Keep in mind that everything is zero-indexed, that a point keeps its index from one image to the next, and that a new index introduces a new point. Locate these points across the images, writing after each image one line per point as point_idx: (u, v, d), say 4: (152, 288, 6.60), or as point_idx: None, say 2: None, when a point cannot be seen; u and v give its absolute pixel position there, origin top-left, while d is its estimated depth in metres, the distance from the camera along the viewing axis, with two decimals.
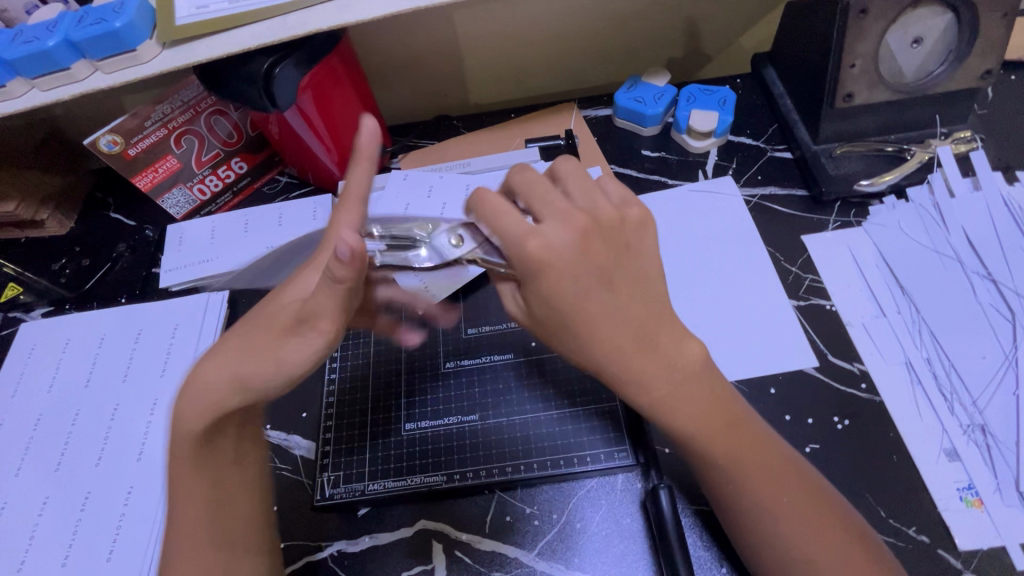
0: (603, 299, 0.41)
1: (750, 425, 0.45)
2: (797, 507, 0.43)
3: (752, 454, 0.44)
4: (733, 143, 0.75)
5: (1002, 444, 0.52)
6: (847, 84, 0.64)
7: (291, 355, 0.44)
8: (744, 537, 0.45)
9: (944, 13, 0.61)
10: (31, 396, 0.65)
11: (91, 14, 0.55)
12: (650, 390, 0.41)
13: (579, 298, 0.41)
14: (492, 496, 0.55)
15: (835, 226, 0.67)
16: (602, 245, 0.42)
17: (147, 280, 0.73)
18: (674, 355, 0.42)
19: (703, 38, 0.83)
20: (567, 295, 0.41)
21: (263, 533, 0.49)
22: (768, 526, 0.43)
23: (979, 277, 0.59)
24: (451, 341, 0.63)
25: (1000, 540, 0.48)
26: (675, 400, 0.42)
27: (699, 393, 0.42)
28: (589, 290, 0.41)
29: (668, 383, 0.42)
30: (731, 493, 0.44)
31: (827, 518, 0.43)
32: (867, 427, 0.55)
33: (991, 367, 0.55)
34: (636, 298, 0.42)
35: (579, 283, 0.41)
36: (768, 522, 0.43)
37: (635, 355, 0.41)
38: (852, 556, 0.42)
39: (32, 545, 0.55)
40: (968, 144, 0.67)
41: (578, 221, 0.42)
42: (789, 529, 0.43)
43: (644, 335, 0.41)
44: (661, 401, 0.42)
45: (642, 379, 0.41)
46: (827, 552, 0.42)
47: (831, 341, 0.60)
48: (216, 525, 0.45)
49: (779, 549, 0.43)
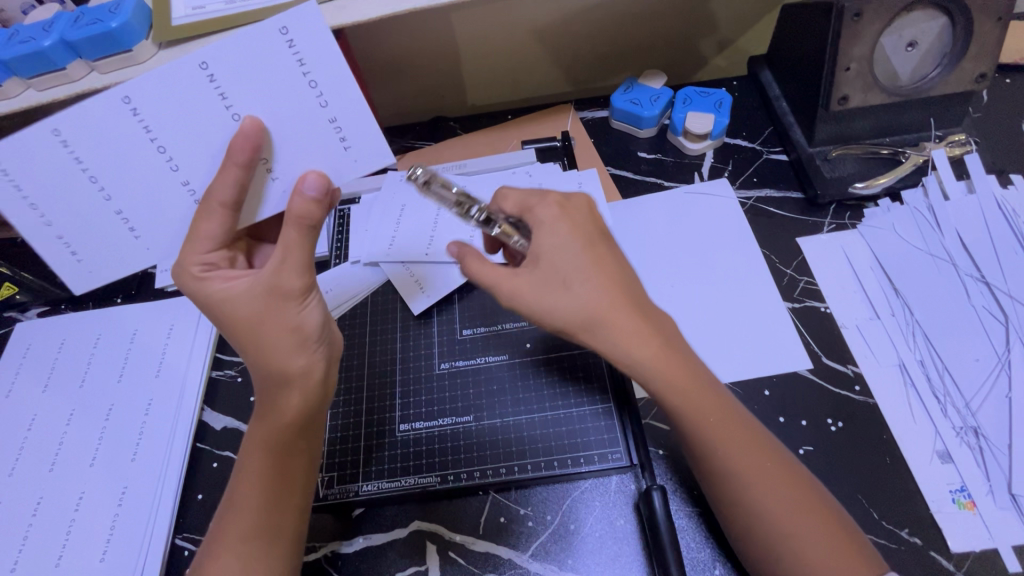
0: (597, 273, 0.47)
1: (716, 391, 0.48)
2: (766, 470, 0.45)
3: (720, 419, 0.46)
4: (730, 145, 0.76)
5: (995, 445, 0.52)
6: (843, 87, 0.64)
7: (306, 316, 0.48)
8: (732, 519, 0.46)
9: (939, 16, 0.61)
10: (25, 396, 0.65)
11: (87, 15, 0.55)
12: (633, 357, 0.46)
13: (580, 268, 0.47)
14: (486, 497, 0.55)
15: (830, 228, 0.67)
16: (597, 225, 0.50)
17: (144, 280, 0.73)
18: (654, 320, 0.47)
19: (700, 40, 0.83)
20: (566, 262, 0.48)
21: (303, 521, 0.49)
22: (737, 491, 0.45)
23: (973, 279, 0.60)
24: (446, 341, 0.64)
25: (992, 542, 0.49)
26: (657, 362, 0.46)
27: (677, 358, 0.47)
28: (587, 271, 0.47)
29: (648, 346, 0.46)
30: (718, 468, 0.46)
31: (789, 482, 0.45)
32: (860, 429, 0.55)
33: (984, 370, 0.55)
34: (615, 273, 0.48)
35: (575, 258, 0.48)
36: (737, 486, 0.45)
37: (621, 319, 0.46)
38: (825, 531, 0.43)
39: (25, 545, 0.55)
40: (963, 147, 0.67)
41: (556, 200, 0.51)
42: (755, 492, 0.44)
43: (631, 305, 0.47)
44: (642, 361, 0.46)
45: (622, 346, 0.46)
46: (813, 530, 0.43)
47: (825, 343, 0.60)
48: (265, 514, 0.46)
49: (772, 527, 0.44)
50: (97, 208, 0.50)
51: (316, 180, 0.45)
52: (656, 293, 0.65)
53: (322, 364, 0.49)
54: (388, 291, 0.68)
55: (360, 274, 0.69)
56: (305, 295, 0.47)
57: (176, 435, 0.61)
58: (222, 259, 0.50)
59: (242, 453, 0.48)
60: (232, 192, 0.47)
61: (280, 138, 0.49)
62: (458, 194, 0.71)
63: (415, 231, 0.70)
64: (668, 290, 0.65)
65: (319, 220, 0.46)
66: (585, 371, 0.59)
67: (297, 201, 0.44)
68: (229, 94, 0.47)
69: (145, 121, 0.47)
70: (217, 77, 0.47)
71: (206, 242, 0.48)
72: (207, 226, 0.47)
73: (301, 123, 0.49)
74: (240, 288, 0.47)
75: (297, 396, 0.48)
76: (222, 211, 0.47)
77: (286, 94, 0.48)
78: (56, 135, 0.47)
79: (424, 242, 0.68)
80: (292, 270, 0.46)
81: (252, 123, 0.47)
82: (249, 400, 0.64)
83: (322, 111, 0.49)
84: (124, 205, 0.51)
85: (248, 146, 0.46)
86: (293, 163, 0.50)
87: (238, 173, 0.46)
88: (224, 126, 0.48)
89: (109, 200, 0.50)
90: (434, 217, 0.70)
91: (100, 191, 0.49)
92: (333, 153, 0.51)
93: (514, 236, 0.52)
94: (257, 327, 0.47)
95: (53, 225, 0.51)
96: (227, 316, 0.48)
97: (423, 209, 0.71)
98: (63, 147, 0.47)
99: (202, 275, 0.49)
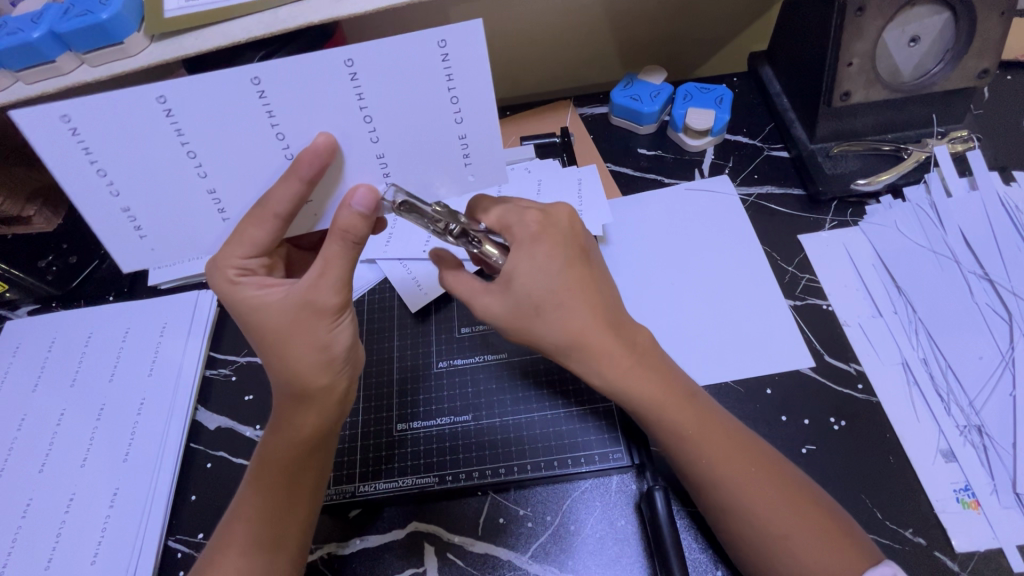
0: (573, 296, 0.46)
1: (701, 400, 0.48)
2: (760, 473, 0.45)
3: (711, 425, 0.46)
4: (730, 141, 0.75)
5: (999, 445, 0.52)
6: (845, 83, 0.64)
7: (336, 336, 0.44)
8: (729, 534, 0.45)
9: (942, 11, 0.60)
10: (15, 395, 0.63)
11: (77, 5, 0.53)
12: (604, 376, 0.47)
13: (554, 294, 0.46)
14: (485, 497, 0.54)
15: (831, 225, 0.67)
16: (579, 243, 0.48)
17: (136, 278, 0.72)
18: (629, 341, 0.47)
19: (700, 35, 0.82)
20: (539, 288, 0.46)
21: (306, 535, 0.47)
22: (724, 497, 0.44)
23: (976, 277, 0.59)
24: (444, 341, 0.63)
25: (997, 542, 0.48)
26: (630, 382, 0.46)
27: (654, 375, 0.47)
28: (559, 294, 0.46)
29: (626, 365, 0.47)
30: (707, 480, 0.45)
31: (783, 488, 0.44)
32: (864, 428, 0.54)
33: (988, 368, 0.55)
34: (593, 292, 0.47)
35: (551, 282, 0.46)
36: (726, 495, 0.44)
37: (599, 343, 0.46)
38: (821, 532, 0.43)
39: (14, 548, 0.54)
40: (965, 144, 0.66)
41: (535, 214, 0.48)
42: (737, 493, 0.44)
43: (609, 326, 0.47)
44: (616, 382, 0.47)
45: (599, 362, 0.46)
46: (811, 540, 0.42)
47: (827, 342, 0.59)
48: (266, 527, 0.45)
49: (765, 536, 0.43)
50: (190, 184, 0.41)
51: (368, 195, 0.42)
52: (656, 290, 0.64)
53: (344, 383, 0.47)
54: (385, 289, 0.67)
55: (357, 271, 0.68)
56: (339, 312, 0.44)
57: (169, 434, 0.60)
58: (260, 266, 0.45)
59: (254, 467, 0.47)
60: (291, 205, 0.41)
61: (402, 148, 0.42)
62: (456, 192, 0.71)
63: (412, 230, 0.69)
64: (667, 288, 0.64)
65: (364, 234, 0.42)
66: None
67: (343, 214, 0.41)
68: (365, 97, 0.39)
69: (268, 106, 0.39)
70: (359, 75, 0.38)
71: (247, 247, 0.43)
72: (253, 233, 0.42)
73: (430, 137, 0.42)
74: (274, 298, 0.43)
75: (315, 416, 0.46)
76: (274, 222, 0.42)
77: (423, 107, 0.40)
78: (163, 103, 0.38)
79: (421, 240, 0.68)
80: (330, 285, 0.43)
81: (324, 141, 0.40)
82: (243, 399, 0.63)
83: (455, 127, 0.42)
84: (223, 186, 0.42)
85: (316, 165, 0.40)
86: (409, 178, 0.44)
87: (300, 188, 0.40)
88: (352, 126, 0.40)
89: (207, 177, 0.41)
90: None
91: (197, 166, 0.40)
92: (453, 175, 0.44)
93: (496, 254, 0.48)
94: (286, 341, 0.43)
95: (122, 195, 0.41)
96: (257, 326, 0.44)
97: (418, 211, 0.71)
98: (170, 116, 0.38)
99: (236, 280, 0.44)
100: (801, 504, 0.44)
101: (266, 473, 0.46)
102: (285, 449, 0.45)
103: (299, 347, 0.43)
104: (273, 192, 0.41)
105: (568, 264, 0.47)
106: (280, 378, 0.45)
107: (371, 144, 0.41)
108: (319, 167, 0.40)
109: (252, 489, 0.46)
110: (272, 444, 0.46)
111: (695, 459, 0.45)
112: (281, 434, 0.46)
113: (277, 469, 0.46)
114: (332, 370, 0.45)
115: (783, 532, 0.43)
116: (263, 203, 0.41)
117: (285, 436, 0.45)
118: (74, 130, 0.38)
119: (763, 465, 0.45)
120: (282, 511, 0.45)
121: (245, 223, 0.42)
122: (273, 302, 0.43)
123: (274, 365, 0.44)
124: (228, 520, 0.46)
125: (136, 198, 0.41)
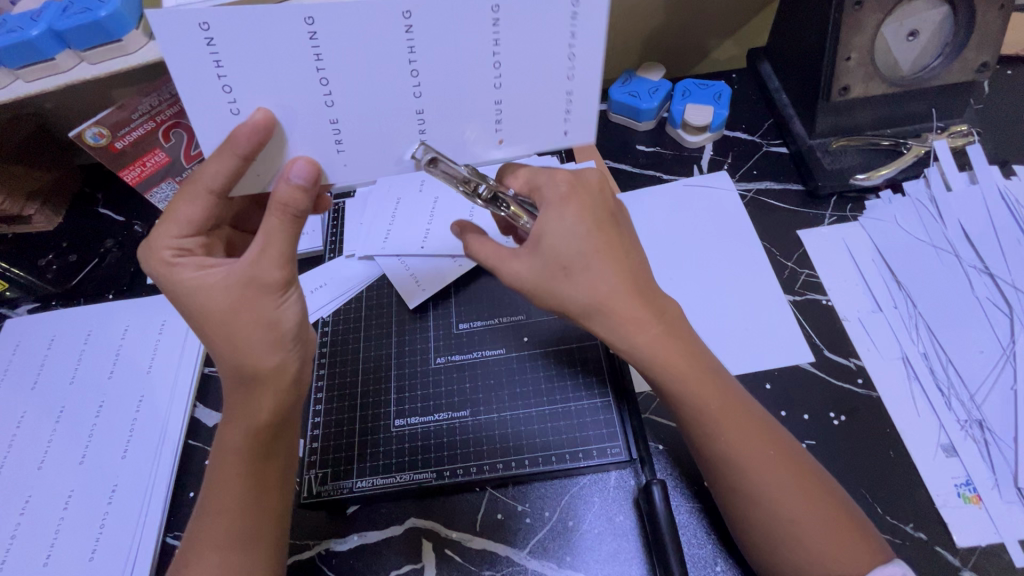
0: (603, 260, 0.44)
1: (720, 376, 0.47)
2: (779, 459, 0.44)
3: (723, 405, 0.45)
4: (729, 137, 0.75)
5: (1000, 438, 0.51)
6: (843, 77, 0.63)
7: (284, 311, 0.44)
8: (740, 517, 0.45)
9: (940, 5, 0.61)
10: (15, 393, 0.63)
11: (75, 3, 0.53)
12: (631, 341, 0.45)
13: (584, 255, 0.44)
14: (483, 493, 0.54)
15: (831, 220, 0.67)
16: (607, 208, 0.46)
17: (135, 276, 0.72)
18: (659, 308, 0.46)
19: (698, 31, 0.82)
20: (568, 248, 0.44)
21: (282, 528, 0.47)
22: (738, 482, 0.44)
23: (976, 271, 0.59)
24: (442, 336, 0.63)
25: (998, 536, 0.48)
26: (657, 349, 0.45)
27: (681, 347, 0.45)
28: (589, 257, 0.44)
29: (652, 332, 0.45)
30: (723, 462, 0.44)
31: (795, 478, 0.44)
32: (863, 423, 0.54)
33: (989, 362, 0.55)
34: (624, 257, 0.45)
35: (578, 244, 0.44)
36: (741, 480, 0.44)
37: (625, 307, 0.44)
38: (833, 521, 0.42)
39: (13, 544, 0.54)
40: (965, 138, 0.66)
41: (567, 175, 0.46)
42: (754, 479, 0.43)
43: (637, 293, 0.45)
44: (641, 346, 0.45)
45: (626, 327, 0.45)
46: (819, 526, 0.42)
47: (827, 336, 0.59)
48: (245, 521, 0.44)
49: (775, 520, 0.43)
50: (314, 112, 0.40)
51: (306, 166, 0.41)
52: None
53: (296, 363, 0.45)
54: (383, 285, 0.67)
55: (356, 268, 0.68)
56: (284, 288, 0.43)
57: (168, 431, 0.60)
58: (199, 246, 0.45)
59: (217, 459, 0.46)
60: (223, 180, 0.41)
61: (518, 101, 0.42)
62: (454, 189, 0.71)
63: (410, 228, 0.69)
64: (667, 283, 0.64)
65: (305, 208, 0.42)
66: (583, 364, 0.59)
67: (283, 187, 0.41)
68: (500, 42, 0.39)
69: (411, 41, 0.38)
70: (500, 19, 0.38)
71: (182, 226, 0.44)
72: (185, 210, 0.43)
73: (545, 93, 0.42)
74: (214, 278, 0.43)
75: (271, 397, 0.45)
76: (209, 197, 0.42)
77: (545, 67, 0.41)
78: (309, 24, 0.36)
79: (419, 237, 0.68)
80: (272, 261, 0.42)
81: (263, 116, 0.39)
82: None
83: (565, 83, 0.42)
84: (346, 120, 0.41)
85: (252, 142, 0.39)
86: (517, 131, 0.44)
87: (236, 164, 0.40)
88: (477, 71, 0.40)
89: (332, 107, 0.40)
90: (428, 213, 0.70)
91: (325, 93, 0.39)
92: (550, 134, 0.44)
93: (525, 218, 0.47)
94: (230, 321, 0.43)
95: (241, 114, 0.39)
96: (197, 309, 0.43)
97: (416, 208, 0.71)
98: (312, 39, 0.37)
99: (172, 261, 0.44)
100: (815, 491, 0.43)
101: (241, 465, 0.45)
102: (246, 438, 0.45)
103: (245, 325, 0.43)
104: (203, 171, 0.41)
105: (597, 224, 0.44)
106: (228, 356, 0.43)
107: (492, 89, 0.41)
108: (253, 141, 0.39)
109: (223, 484, 0.45)
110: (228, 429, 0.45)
111: (709, 439, 0.45)
112: (237, 421, 0.45)
113: (247, 459, 0.45)
114: (281, 350, 0.44)
115: (796, 518, 0.42)
116: (195, 179, 0.42)
117: (240, 420, 0.45)
118: (210, 40, 0.36)
119: (780, 447, 0.45)
120: (256, 504, 0.45)
121: (178, 201, 0.43)
122: (214, 284, 0.43)
123: (216, 343, 0.44)
124: (200, 510, 0.46)
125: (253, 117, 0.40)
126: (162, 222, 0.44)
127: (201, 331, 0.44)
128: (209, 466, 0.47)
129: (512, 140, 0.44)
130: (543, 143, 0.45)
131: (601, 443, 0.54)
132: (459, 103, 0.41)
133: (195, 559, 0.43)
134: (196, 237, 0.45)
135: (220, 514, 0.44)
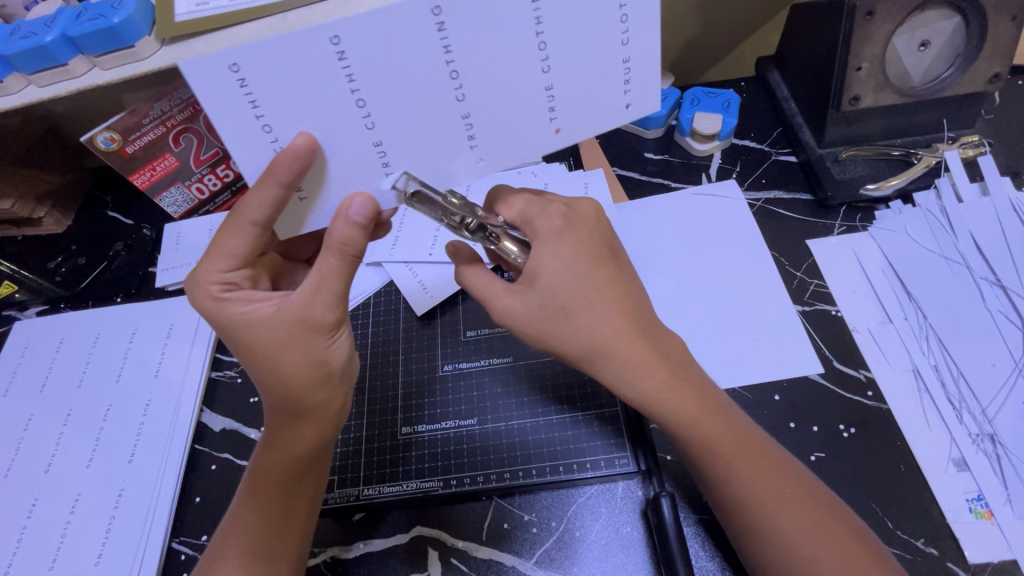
0: (607, 296, 0.44)
1: (726, 410, 0.46)
2: (795, 495, 0.43)
3: (736, 441, 0.45)
4: (738, 146, 0.75)
5: (1013, 453, 0.51)
6: (853, 87, 0.63)
7: (332, 351, 0.45)
8: (755, 554, 0.44)
9: (952, 16, 0.60)
10: (23, 395, 0.64)
11: (90, 10, 0.53)
12: (633, 389, 0.44)
13: (584, 292, 0.44)
14: (490, 502, 0.54)
15: (840, 231, 0.66)
16: (603, 240, 0.47)
17: (143, 279, 0.72)
18: (662, 349, 0.45)
19: (706, 40, 0.83)
20: (568, 287, 0.44)
21: (302, 549, 0.47)
22: (751, 516, 0.43)
23: (988, 283, 0.58)
24: (449, 342, 0.63)
25: (1011, 553, 0.47)
26: (662, 395, 0.44)
27: (690, 393, 0.44)
28: (588, 295, 0.44)
29: (659, 378, 0.44)
30: (730, 498, 0.44)
31: (797, 506, 0.43)
32: (874, 436, 0.54)
33: (1001, 376, 0.54)
34: (625, 293, 0.45)
35: (580, 282, 0.44)
36: (751, 514, 0.43)
37: (631, 349, 0.44)
38: (847, 551, 0.41)
39: (19, 548, 0.54)
40: (976, 149, 0.66)
41: (559, 209, 0.47)
42: (767, 514, 0.43)
43: (640, 334, 0.44)
44: (648, 394, 0.44)
45: (632, 372, 0.44)
46: (840, 558, 0.41)
47: (837, 348, 0.59)
48: (266, 539, 0.44)
49: (784, 555, 0.42)
50: (356, 136, 0.38)
51: (364, 204, 0.40)
52: (660, 295, 0.64)
53: (340, 399, 0.47)
54: (391, 291, 0.67)
55: (364, 275, 0.68)
56: (334, 329, 0.44)
57: (174, 435, 0.60)
58: (243, 279, 0.44)
59: (250, 481, 0.46)
60: (269, 210, 0.39)
61: (569, 80, 0.39)
62: (462, 195, 0.72)
63: (419, 237, 0.69)
64: (674, 293, 0.64)
65: (361, 247, 0.41)
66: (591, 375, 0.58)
67: (340, 225, 0.40)
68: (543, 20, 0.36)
69: (445, 40, 0.35)
70: None
71: (226, 259, 0.43)
72: (231, 243, 0.42)
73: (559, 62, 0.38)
74: (266, 313, 0.43)
75: (313, 430, 0.46)
76: (252, 229, 0.41)
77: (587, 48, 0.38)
78: (336, 44, 0.34)
79: (427, 245, 0.68)
80: (326, 302, 0.42)
81: (305, 141, 0.36)
82: (247, 401, 0.62)
83: (620, 49, 0.39)
84: (390, 138, 0.38)
85: (296, 169, 0.36)
86: (573, 119, 0.41)
87: (280, 193, 0.38)
88: (519, 64, 0.37)
89: (373, 129, 0.37)
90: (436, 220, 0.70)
91: (365, 116, 0.37)
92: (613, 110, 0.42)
93: (514, 252, 0.48)
94: (280, 357, 0.43)
95: None
96: (247, 342, 0.43)
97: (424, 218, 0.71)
98: (341, 60, 0.34)
99: (221, 296, 0.43)
100: (830, 525, 0.42)
101: (269, 486, 0.45)
102: (286, 466, 0.45)
103: (296, 362, 0.43)
104: (245, 205, 0.39)
105: (596, 260, 0.45)
106: (278, 388, 0.44)
107: (540, 74, 0.38)
108: (300, 167, 0.37)
109: (252, 501, 0.45)
110: (268, 456, 0.46)
111: (722, 480, 0.44)
112: (280, 450, 0.45)
113: (276, 483, 0.45)
114: (326, 386, 0.45)
115: (811, 554, 0.41)
116: (238, 213, 0.40)
117: (278, 448, 0.45)
118: (243, 82, 0.34)
119: (786, 471, 0.45)
120: (280, 525, 0.45)
121: (223, 234, 0.42)
122: (262, 320, 0.42)
123: (260, 375, 0.44)
124: (223, 533, 0.46)
125: (243, 147, 0.37)
126: (207, 255, 0.43)
127: (244, 361, 0.44)
128: (241, 484, 0.47)
129: (570, 124, 0.41)
130: (608, 122, 0.42)
131: (601, 473, 0.53)
132: (508, 105, 0.39)
133: (215, 567, 0.44)
134: (241, 269, 0.44)
135: (242, 532, 0.45)
